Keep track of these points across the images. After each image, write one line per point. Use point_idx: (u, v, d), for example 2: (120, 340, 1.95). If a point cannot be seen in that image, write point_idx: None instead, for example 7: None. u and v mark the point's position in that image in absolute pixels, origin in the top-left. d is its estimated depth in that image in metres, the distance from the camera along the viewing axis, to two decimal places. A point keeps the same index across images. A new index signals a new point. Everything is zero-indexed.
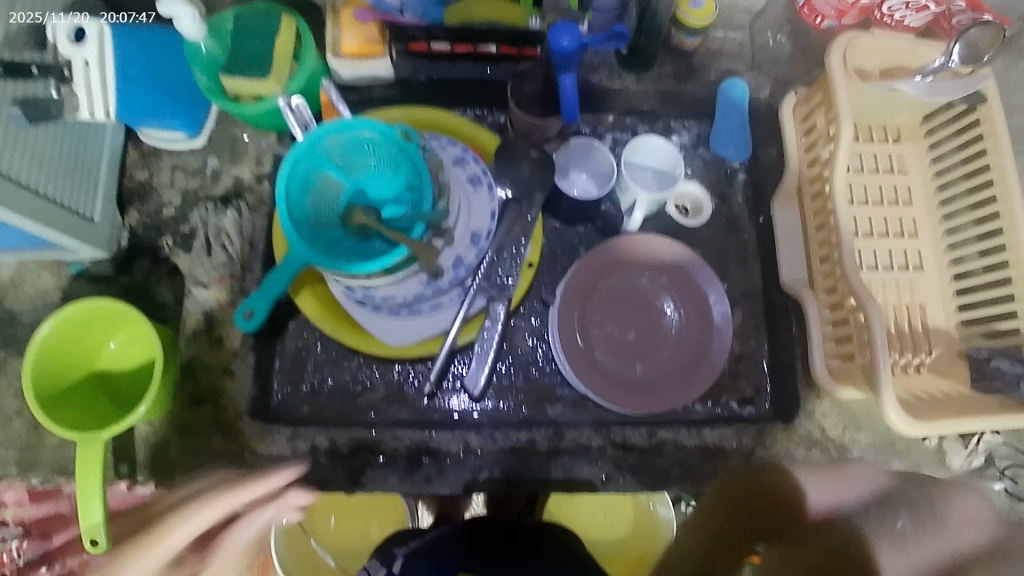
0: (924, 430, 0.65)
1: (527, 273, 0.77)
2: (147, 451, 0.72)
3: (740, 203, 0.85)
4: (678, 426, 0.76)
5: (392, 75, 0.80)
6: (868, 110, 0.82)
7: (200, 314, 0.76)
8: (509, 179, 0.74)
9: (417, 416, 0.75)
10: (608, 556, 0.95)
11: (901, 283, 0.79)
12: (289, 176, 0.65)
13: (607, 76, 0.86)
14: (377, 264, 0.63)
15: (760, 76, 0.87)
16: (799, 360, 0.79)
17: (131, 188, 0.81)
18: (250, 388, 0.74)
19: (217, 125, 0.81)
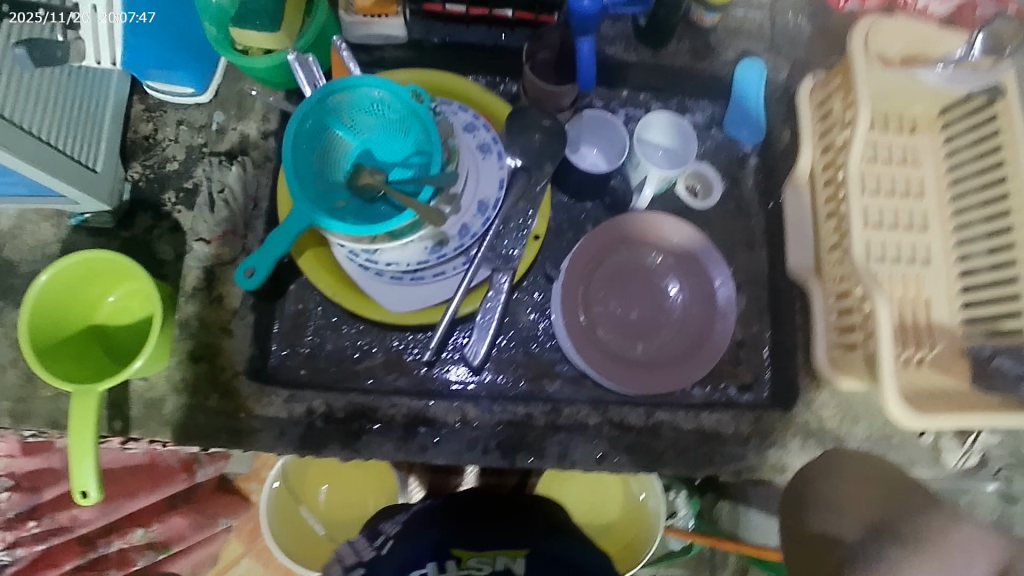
0: (924, 423, 0.65)
1: (533, 246, 0.74)
2: (143, 408, 0.71)
3: (751, 186, 0.85)
4: (675, 408, 0.76)
5: (404, 35, 0.78)
6: (888, 99, 0.80)
7: (200, 271, 0.73)
8: (520, 148, 0.72)
9: (414, 384, 0.76)
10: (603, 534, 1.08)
11: (908, 275, 0.78)
12: (295, 133, 0.64)
13: (624, 49, 0.82)
14: (384, 226, 0.62)
15: (777, 59, 0.84)
16: (800, 348, 0.77)
17: (134, 142, 0.80)
18: (249, 348, 0.73)
19: (225, 81, 0.80)
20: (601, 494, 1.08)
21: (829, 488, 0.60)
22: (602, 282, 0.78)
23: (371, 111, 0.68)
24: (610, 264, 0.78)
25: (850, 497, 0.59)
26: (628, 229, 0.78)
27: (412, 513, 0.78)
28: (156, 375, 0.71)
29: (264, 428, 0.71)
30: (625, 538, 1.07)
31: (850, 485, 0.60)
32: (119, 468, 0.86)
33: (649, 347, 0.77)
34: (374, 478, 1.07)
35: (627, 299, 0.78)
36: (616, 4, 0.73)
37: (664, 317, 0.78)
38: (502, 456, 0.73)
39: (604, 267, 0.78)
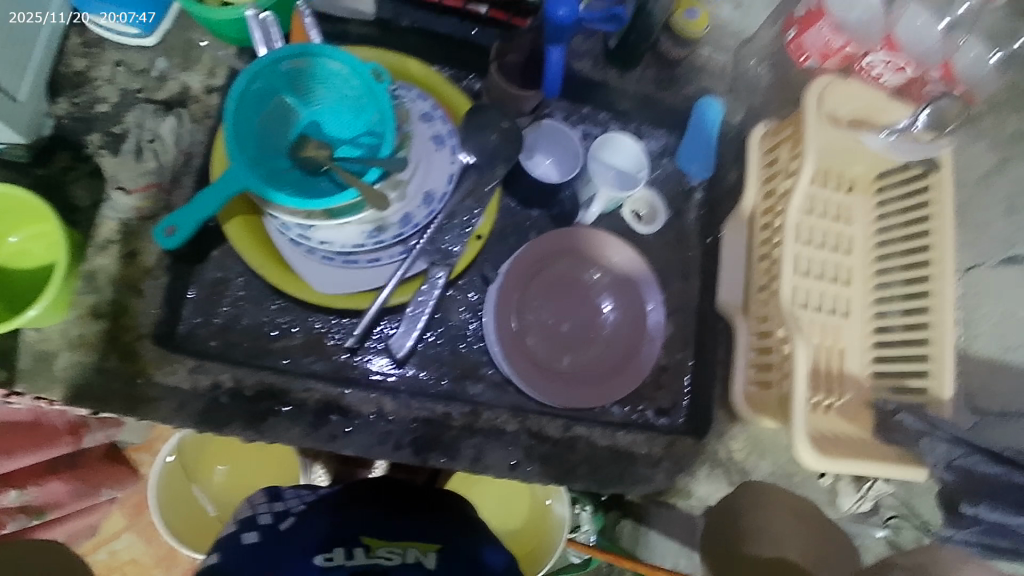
0: (826, 464, 0.67)
1: (475, 245, 0.73)
2: (33, 359, 0.66)
3: (694, 220, 0.87)
4: (594, 423, 0.76)
5: (373, 11, 0.76)
6: (832, 156, 0.83)
7: (118, 222, 0.70)
8: (474, 145, 0.70)
9: (331, 370, 0.72)
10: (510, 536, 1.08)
11: (828, 325, 0.82)
12: (242, 92, 0.61)
13: (591, 66, 0.84)
14: (322, 203, 0.60)
15: (735, 101, 0.88)
16: (719, 380, 0.80)
17: (66, 76, 0.74)
18: (156, 311, 0.68)
19: (174, 27, 0.76)
20: (507, 499, 1.10)
21: (763, 519, 0.74)
22: (539, 292, 0.78)
23: (326, 83, 0.65)
24: (549, 275, 0.78)
25: (778, 527, 0.73)
26: (572, 242, 0.78)
27: (322, 496, 0.77)
28: (52, 327, 0.66)
29: (164, 397, 0.67)
30: (530, 543, 1.07)
31: (778, 517, 0.74)
32: None
33: (577, 362, 0.77)
34: (270, 458, 1.04)
35: (561, 311, 0.78)
36: (593, 19, 0.74)
37: (595, 334, 0.78)
38: (414, 453, 0.71)
39: (543, 278, 0.78)
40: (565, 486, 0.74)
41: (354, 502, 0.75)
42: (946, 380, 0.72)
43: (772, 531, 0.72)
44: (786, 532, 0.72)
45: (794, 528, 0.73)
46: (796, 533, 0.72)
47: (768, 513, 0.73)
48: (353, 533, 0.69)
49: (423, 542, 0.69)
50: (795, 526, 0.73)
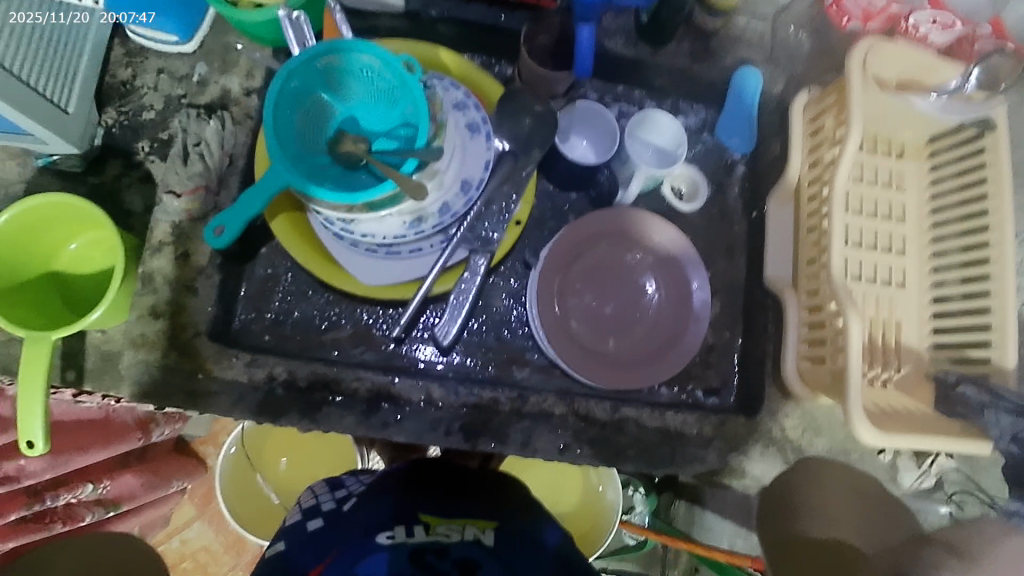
0: (886, 443, 0.66)
1: (514, 231, 0.74)
2: (98, 359, 0.69)
3: (736, 195, 0.85)
4: (643, 404, 0.76)
5: (402, 3, 0.76)
6: (878, 120, 0.80)
7: (169, 226, 0.71)
8: (508, 131, 0.72)
9: (380, 360, 0.74)
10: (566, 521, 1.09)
11: (881, 296, 0.79)
12: (280, 92, 0.62)
13: (623, 43, 0.81)
14: (363, 196, 0.61)
15: (775, 71, 0.83)
16: (770, 357, 0.78)
17: (111, 86, 0.77)
18: (211, 308, 0.71)
19: (211, 31, 0.78)
20: (561, 483, 1.10)
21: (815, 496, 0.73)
22: (580, 275, 0.77)
23: (359, 77, 0.66)
24: (591, 257, 0.78)
25: (833, 506, 0.72)
26: (613, 223, 0.77)
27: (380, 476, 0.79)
28: (115, 328, 0.70)
29: (223, 390, 0.70)
30: (584, 526, 1.08)
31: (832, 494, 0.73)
32: (67, 421, 0.84)
33: (621, 344, 0.77)
34: (331, 449, 1.07)
35: (603, 294, 0.78)
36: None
37: (639, 315, 0.77)
38: (465, 439, 0.72)
39: (584, 260, 0.78)
40: (617, 468, 0.74)
41: (411, 482, 0.77)
42: (1009, 349, 0.70)
43: (820, 508, 0.72)
44: (835, 497, 0.73)
45: (843, 508, 0.72)
46: (849, 513, 0.71)
47: (825, 489, 0.73)
48: (411, 511, 0.71)
49: (479, 520, 0.71)
50: (856, 509, 0.72)
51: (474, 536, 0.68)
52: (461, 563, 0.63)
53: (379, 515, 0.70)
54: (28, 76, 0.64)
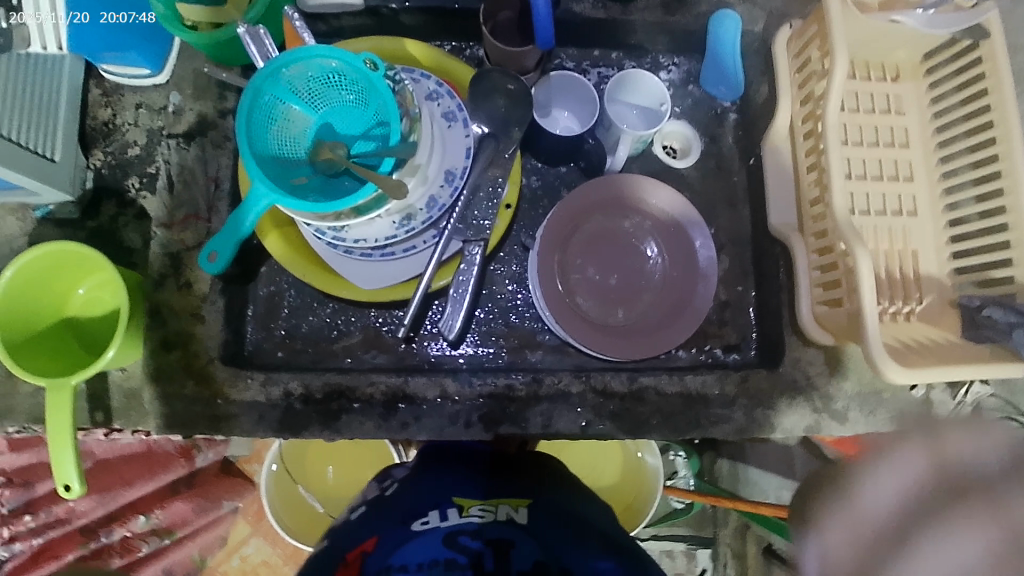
0: (911, 377, 0.63)
1: (506, 215, 0.73)
2: (122, 398, 0.71)
3: (731, 144, 0.83)
4: (659, 372, 0.75)
5: (361, 2, 0.75)
6: (866, 46, 0.77)
7: (164, 254, 0.73)
8: (485, 114, 0.71)
9: (395, 361, 0.75)
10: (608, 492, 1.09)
11: (893, 228, 0.77)
12: (252, 108, 0.62)
13: (591, 6, 0.78)
14: (346, 202, 0.60)
15: (753, 10, 0.80)
16: (786, 307, 0.76)
17: (94, 128, 0.77)
18: (222, 332, 0.72)
19: (180, 60, 0.78)
20: (601, 457, 1.09)
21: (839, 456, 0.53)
22: (581, 249, 0.76)
23: (328, 83, 0.66)
24: (588, 229, 0.77)
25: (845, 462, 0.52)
26: (608, 192, 0.76)
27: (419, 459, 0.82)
28: (132, 365, 0.71)
29: (243, 412, 0.71)
30: (628, 496, 1.08)
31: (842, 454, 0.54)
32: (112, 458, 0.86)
33: (630, 312, 0.76)
34: (374, 454, 1.08)
35: (606, 265, 0.77)
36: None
37: (646, 281, 0.76)
38: (486, 429, 0.72)
39: (582, 233, 0.77)
40: (644, 439, 0.73)
41: (449, 464, 0.78)
42: None
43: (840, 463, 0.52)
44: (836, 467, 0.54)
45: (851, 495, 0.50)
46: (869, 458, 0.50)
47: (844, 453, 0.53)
48: (445, 494, 0.72)
49: (514, 499, 0.71)
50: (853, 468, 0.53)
51: (507, 514, 0.68)
52: (493, 540, 0.63)
53: (414, 503, 0.71)
54: (8, 131, 0.66)
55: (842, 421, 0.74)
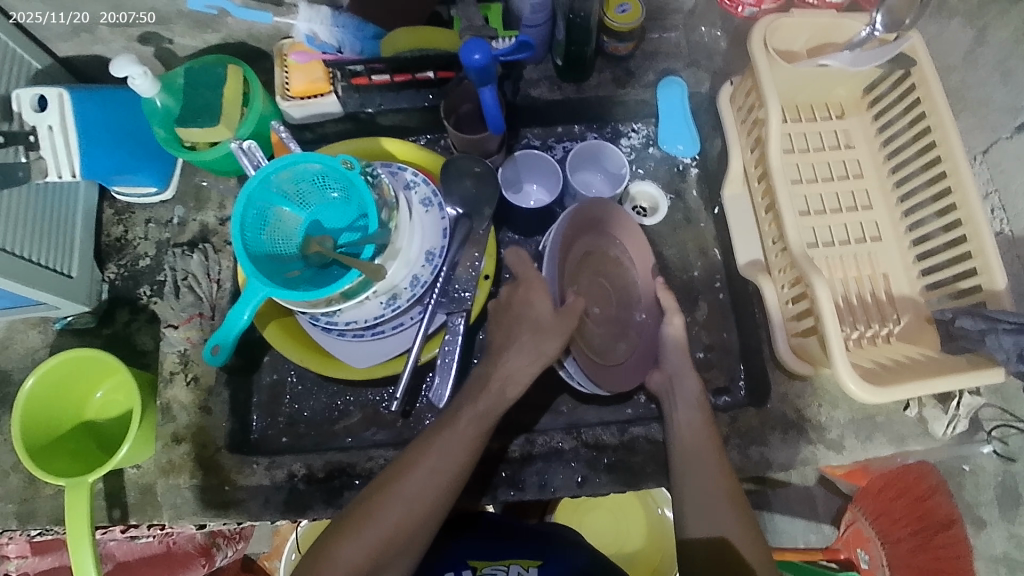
0: (884, 397, 0.65)
1: (485, 285, 0.77)
2: (136, 493, 0.75)
3: (696, 196, 0.89)
4: (649, 422, 0.77)
5: (341, 110, 0.82)
6: (801, 90, 0.83)
7: (175, 354, 0.78)
8: (458, 197, 0.76)
9: (394, 436, 0.78)
10: (632, 560, 1.06)
11: (859, 255, 0.80)
12: (244, 212, 0.67)
13: (548, 89, 0.85)
14: (333, 289, 0.65)
15: (699, 72, 0.86)
16: (766, 343, 0.79)
17: (107, 245, 0.86)
18: (227, 423, 0.76)
19: (183, 177, 0.86)
20: (622, 518, 1.08)
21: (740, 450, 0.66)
22: (581, 274, 0.75)
23: (312, 184, 0.72)
24: (579, 249, 0.75)
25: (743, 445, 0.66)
26: (601, 211, 0.75)
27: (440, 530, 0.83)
28: (146, 461, 0.75)
29: (250, 496, 0.73)
30: (654, 558, 1.05)
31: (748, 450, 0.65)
32: (133, 559, 0.90)
33: (620, 352, 0.76)
34: None
35: (594, 295, 0.76)
36: (504, 53, 0.73)
37: (633, 328, 0.78)
38: (485, 493, 0.74)
39: (580, 250, 0.75)
40: (642, 489, 0.74)
41: (462, 531, 0.80)
42: (995, 272, 0.68)
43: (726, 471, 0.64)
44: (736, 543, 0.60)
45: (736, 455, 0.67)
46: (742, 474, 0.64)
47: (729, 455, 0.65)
48: (458, 556, 0.76)
49: (524, 558, 0.75)
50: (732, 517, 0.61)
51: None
52: None
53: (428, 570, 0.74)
54: (16, 249, 0.71)
55: (839, 450, 0.76)
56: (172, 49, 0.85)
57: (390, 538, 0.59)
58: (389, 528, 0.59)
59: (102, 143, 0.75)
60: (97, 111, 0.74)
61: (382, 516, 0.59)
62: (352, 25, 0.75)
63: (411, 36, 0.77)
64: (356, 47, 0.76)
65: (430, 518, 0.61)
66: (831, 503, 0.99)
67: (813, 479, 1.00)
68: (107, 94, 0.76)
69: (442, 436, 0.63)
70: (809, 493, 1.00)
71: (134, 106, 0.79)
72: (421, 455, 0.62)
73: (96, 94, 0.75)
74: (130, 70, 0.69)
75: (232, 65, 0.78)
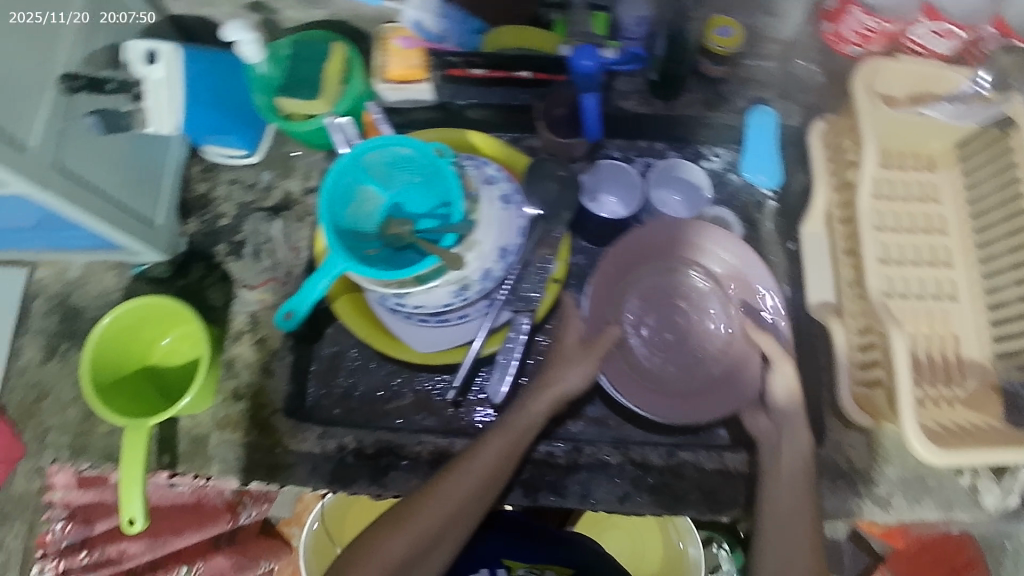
0: (950, 461, 0.64)
1: (553, 289, 0.77)
2: (187, 442, 0.78)
3: (770, 228, 0.87)
4: (698, 448, 0.77)
5: (433, 99, 0.83)
6: (894, 136, 0.82)
7: (247, 315, 0.82)
8: (539, 198, 0.76)
9: (442, 424, 0.78)
10: None
11: (932, 311, 0.78)
12: (333, 187, 0.69)
13: (638, 102, 0.85)
14: (411, 271, 0.67)
15: (790, 104, 0.86)
16: (826, 388, 0.79)
17: (191, 199, 0.88)
18: (287, 386, 0.78)
19: (272, 144, 0.88)
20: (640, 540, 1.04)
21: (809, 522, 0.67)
22: (641, 301, 0.80)
23: (400, 167, 0.72)
24: (639, 280, 0.80)
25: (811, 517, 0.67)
26: (658, 240, 0.79)
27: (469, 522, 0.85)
28: (202, 413, 0.78)
29: (299, 462, 0.75)
30: None
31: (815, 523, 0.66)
32: (165, 505, 0.91)
33: (691, 377, 0.77)
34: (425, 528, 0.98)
35: (660, 320, 0.79)
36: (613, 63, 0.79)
37: (697, 358, 0.78)
38: (526, 493, 0.75)
39: (639, 280, 0.80)
40: (682, 514, 0.75)
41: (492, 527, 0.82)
42: None
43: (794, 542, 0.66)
44: None
45: (796, 508, 0.67)
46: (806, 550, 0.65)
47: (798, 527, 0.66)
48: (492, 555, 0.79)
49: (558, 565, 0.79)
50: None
51: None
52: None
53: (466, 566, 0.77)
54: (112, 193, 0.74)
55: (885, 507, 0.76)
56: (277, 20, 0.87)
57: (430, 532, 0.66)
58: (428, 524, 0.65)
59: (203, 102, 0.77)
60: (205, 72, 0.78)
61: (421, 514, 0.66)
62: (456, 17, 0.77)
63: (513, 34, 0.79)
64: (457, 40, 0.78)
65: (467, 516, 0.67)
66: (858, 561, 0.92)
67: (844, 534, 0.92)
68: (214, 56, 0.80)
69: (490, 445, 0.67)
70: (839, 549, 0.91)
71: (236, 71, 0.82)
72: (469, 461, 0.67)
73: (204, 55, 0.78)
74: (240, 37, 0.72)
75: (338, 43, 0.80)
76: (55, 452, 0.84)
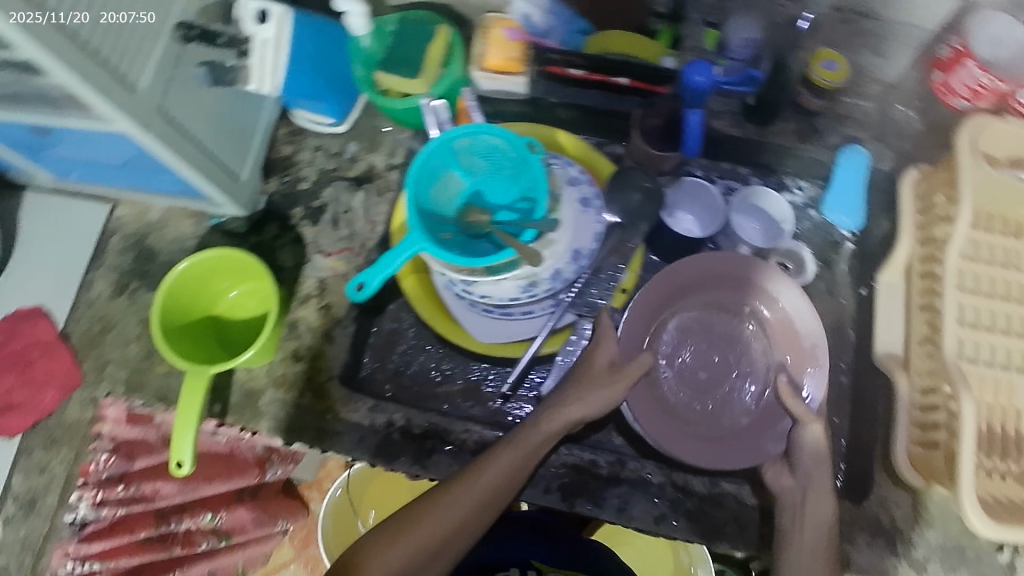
0: (1006, 534, 0.64)
1: (619, 298, 0.78)
2: (240, 395, 0.79)
3: (845, 270, 0.85)
4: (741, 480, 0.76)
5: (525, 92, 0.84)
6: (989, 196, 0.78)
7: (316, 280, 0.84)
8: (619, 206, 0.76)
9: (487, 415, 0.78)
10: None
11: (1002, 382, 0.75)
12: (421, 167, 0.70)
13: (729, 123, 0.84)
14: (485, 261, 0.67)
15: (883, 148, 0.84)
16: (880, 442, 0.77)
17: (276, 160, 0.90)
18: (345, 355, 0.80)
19: (361, 115, 0.89)
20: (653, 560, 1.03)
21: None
22: (679, 336, 0.79)
23: (486, 157, 0.72)
24: (678, 313, 0.79)
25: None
26: (697, 275, 0.78)
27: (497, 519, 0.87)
28: (259, 369, 0.80)
29: (347, 431, 0.76)
30: None
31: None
32: (201, 452, 0.92)
33: (727, 416, 0.77)
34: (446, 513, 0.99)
35: (698, 357, 0.79)
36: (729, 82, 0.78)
37: (731, 397, 0.77)
38: (563, 498, 0.75)
39: (676, 313, 0.79)
40: (716, 545, 0.74)
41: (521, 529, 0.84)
42: None
43: None
44: None
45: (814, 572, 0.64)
46: None
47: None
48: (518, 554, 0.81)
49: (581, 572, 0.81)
50: None
51: None
52: None
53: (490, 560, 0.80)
54: (207, 142, 0.76)
55: (920, 571, 0.74)
56: None
57: (429, 545, 0.65)
58: (427, 536, 0.65)
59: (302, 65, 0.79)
60: (310, 37, 0.79)
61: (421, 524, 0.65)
62: (565, 15, 0.78)
63: (618, 39, 0.79)
64: (561, 38, 0.78)
65: (467, 533, 0.66)
66: None
67: None
68: (322, 23, 0.81)
69: (499, 459, 0.67)
70: None
71: (339, 41, 0.84)
72: (474, 475, 0.67)
73: (312, 21, 0.80)
74: (350, 7, 0.73)
75: (442, 25, 0.81)
76: (113, 386, 0.87)
